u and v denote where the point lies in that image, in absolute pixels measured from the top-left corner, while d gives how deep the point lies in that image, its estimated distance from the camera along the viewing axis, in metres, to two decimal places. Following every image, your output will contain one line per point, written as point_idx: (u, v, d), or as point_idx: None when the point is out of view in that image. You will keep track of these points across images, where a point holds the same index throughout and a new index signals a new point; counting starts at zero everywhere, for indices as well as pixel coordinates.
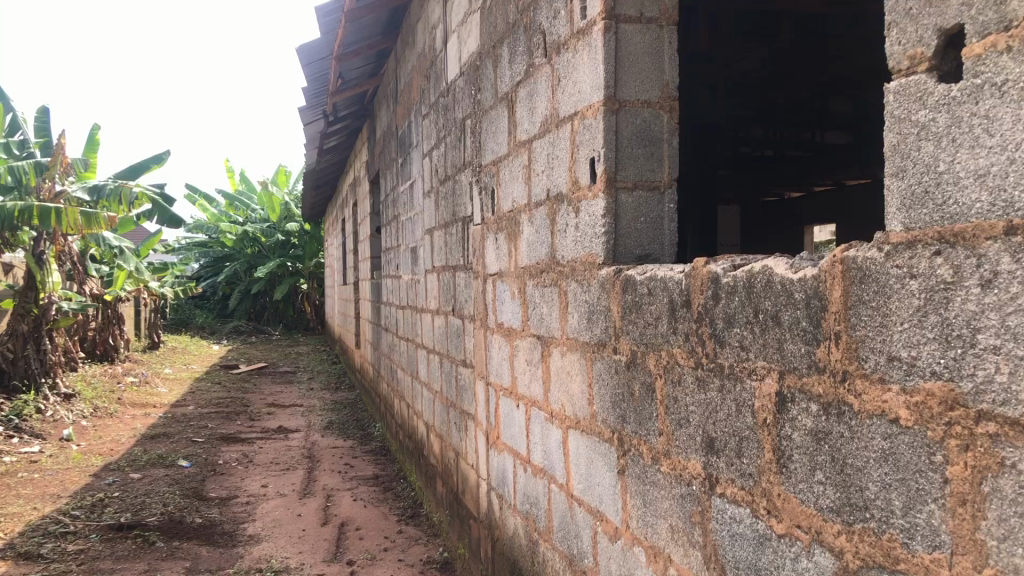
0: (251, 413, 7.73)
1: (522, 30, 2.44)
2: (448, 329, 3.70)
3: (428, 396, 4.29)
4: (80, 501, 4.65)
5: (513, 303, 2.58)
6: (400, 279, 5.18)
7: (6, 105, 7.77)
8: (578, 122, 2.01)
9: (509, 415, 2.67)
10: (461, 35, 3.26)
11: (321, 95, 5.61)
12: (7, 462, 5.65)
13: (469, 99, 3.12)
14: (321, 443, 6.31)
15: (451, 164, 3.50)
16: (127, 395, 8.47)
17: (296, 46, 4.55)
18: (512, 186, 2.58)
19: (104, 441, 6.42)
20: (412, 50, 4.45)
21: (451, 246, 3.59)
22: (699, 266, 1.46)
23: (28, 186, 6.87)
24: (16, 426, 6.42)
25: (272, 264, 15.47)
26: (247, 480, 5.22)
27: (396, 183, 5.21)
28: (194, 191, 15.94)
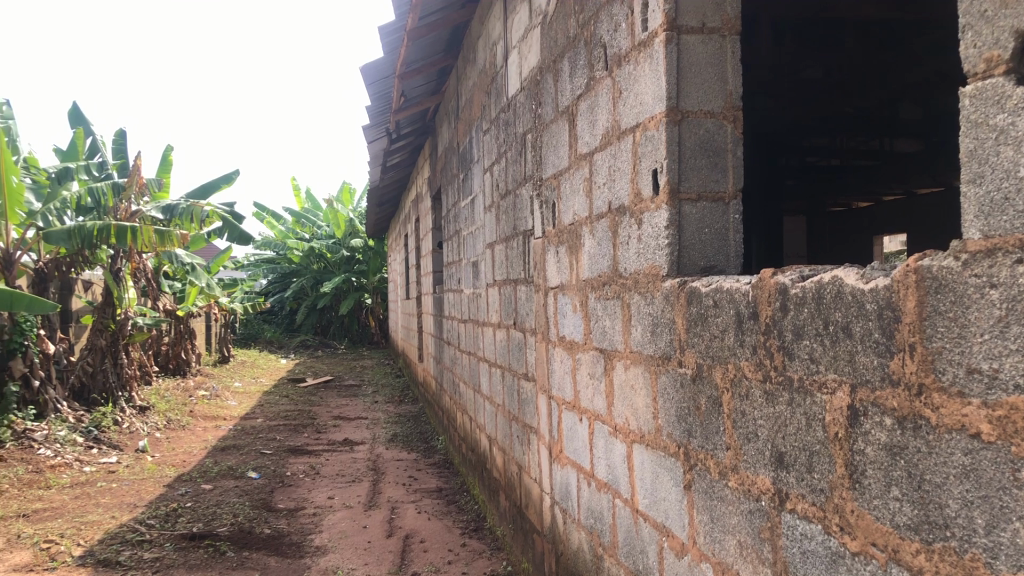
0: (318, 425, 7.86)
1: (583, 44, 2.44)
2: (510, 342, 3.71)
3: (490, 410, 4.30)
4: (155, 511, 4.79)
5: (576, 317, 2.57)
6: (461, 293, 5.22)
7: (87, 129, 8.11)
8: (639, 134, 2.01)
9: (573, 429, 2.66)
10: (522, 51, 3.28)
11: (385, 113, 5.70)
12: (87, 472, 5.87)
13: (530, 114, 3.13)
14: (386, 455, 6.37)
15: (512, 178, 3.52)
16: (199, 407, 8.71)
17: (360, 66, 4.63)
18: (572, 199, 2.58)
19: (177, 453, 6.61)
20: (473, 67, 4.50)
21: (512, 260, 3.61)
22: (767, 277, 1.44)
23: (107, 207, 7.18)
24: (95, 438, 6.67)
25: (338, 279, 15.75)
26: (313, 492, 5.31)
27: (458, 199, 5.26)
28: (263, 209, 16.36)
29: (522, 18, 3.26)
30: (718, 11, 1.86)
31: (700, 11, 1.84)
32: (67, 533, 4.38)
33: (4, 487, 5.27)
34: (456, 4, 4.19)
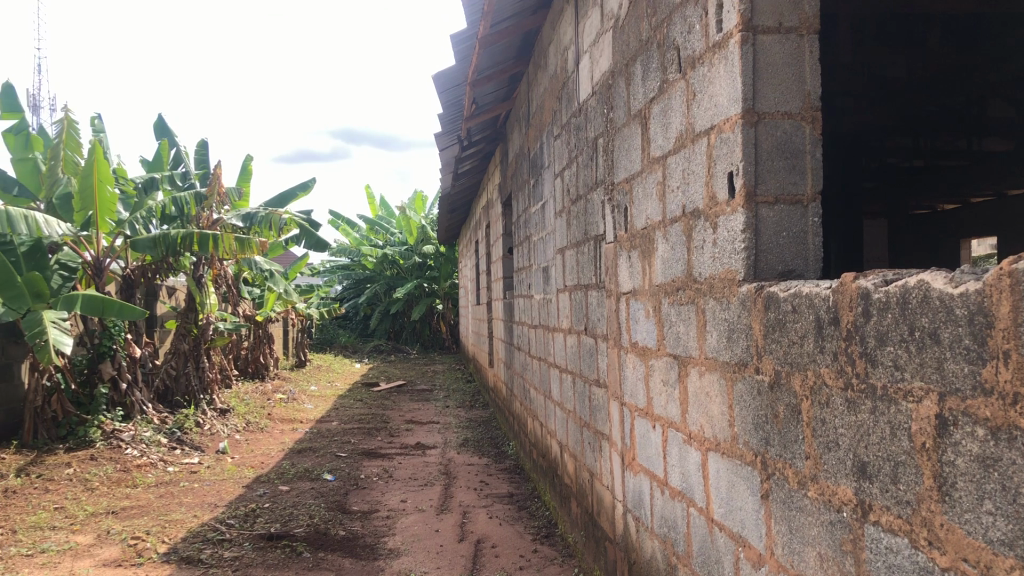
0: (391, 429, 7.98)
1: (656, 47, 2.42)
2: (581, 347, 3.70)
3: (561, 416, 4.29)
4: (234, 511, 4.93)
5: (648, 322, 2.55)
6: (532, 299, 5.22)
7: (172, 141, 8.43)
8: (714, 136, 1.98)
9: (646, 436, 2.63)
10: (593, 55, 3.27)
11: (456, 120, 5.76)
12: (171, 472, 6.08)
13: (602, 118, 3.12)
14: (457, 460, 6.42)
15: (584, 183, 3.51)
16: (276, 411, 8.94)
17: (432, 74, 4.69)
18: (645, 203, 2.56)
19: (255, 455, 6.79)
20: (545, 72, 4.50)
21: (583, 265, 3.59)
22: (848, 282, 1.40)
23: (189, 216, 7.44)
24: (178, 439, 6.90)
25: (410, 285, 15.96)
26: (387, 495, 5.37)
27: (529, 205, 5.27)
28: (338, 217, 16.72)
29: (594, 23, 3.25)
30: (796, 9, 1.82)
31: (777, 11, 1.80)
32: (152, 530, 4.54)
33: (94, 485, 5.50)
34: (528, 11, 4.20)
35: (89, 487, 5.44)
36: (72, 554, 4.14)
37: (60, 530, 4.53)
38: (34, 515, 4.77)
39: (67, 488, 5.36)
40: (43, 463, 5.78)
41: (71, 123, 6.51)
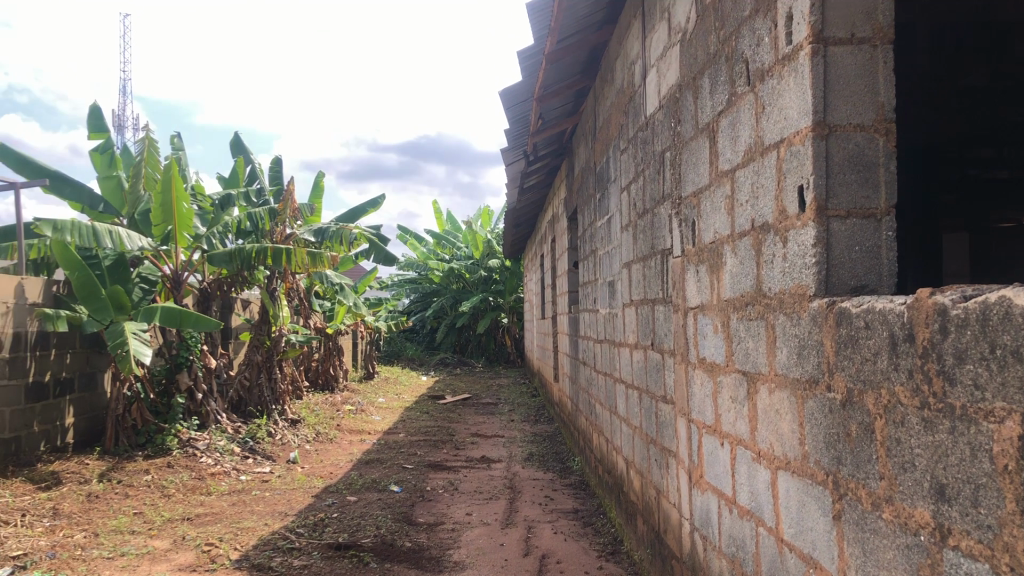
0: (456, 442, 8.02)
1: (724, 60, 2.40)
2: (647, 363, 3.67)
3: (627, 432, 4.26)
4: (303, 520, 5.02)
5: (717, 338, 2.51)
6: (597, 313, 5.20)
7: (248, 158, 8.70)
8: (784, 150, 1.95)
9: (713, 454, 2.59)
10: (660, 69, 3.25)
11: (522, 136, 5.80)
12: (243, 480, 6.23)
13: (669, 132, 3.10)
14: (522, 474, 6.42)
15: (650, 197, 3.49)
16: (345, 422, 9.08)
17: (499, 91, 4.74)
18: (713, 217, 2.53)
19: (325, 465, 6.91)
20: (611, 87, 4.49)
21: (650, 280, 3.57)
22: (924, 297, 1.36)
23: (264, 231, 7.66)
24: (251, 448, 7.06)
25: (476, 299, 16.07)
26: (452, 508, 5.41)
27: (594, 219, 5.26)
28: (406, 231, 16.98)
29: (661, 36, 3.24)
30: (868, 20, 1.79)
31: (849, 21, 1.78)
32: (225, 537, 4.66)
33: (171, 492, 5.67)
34: (594, 26, 4.22)
35: (166, 494, 5.61)
36: (150, 558, 4.28)
37: (139, 535, 4.69)
38: (115, 519, 4.94)
39: (145, 494, 5.55)
40: (124, 469, 6.00)
41: (152, 142, 6.77)
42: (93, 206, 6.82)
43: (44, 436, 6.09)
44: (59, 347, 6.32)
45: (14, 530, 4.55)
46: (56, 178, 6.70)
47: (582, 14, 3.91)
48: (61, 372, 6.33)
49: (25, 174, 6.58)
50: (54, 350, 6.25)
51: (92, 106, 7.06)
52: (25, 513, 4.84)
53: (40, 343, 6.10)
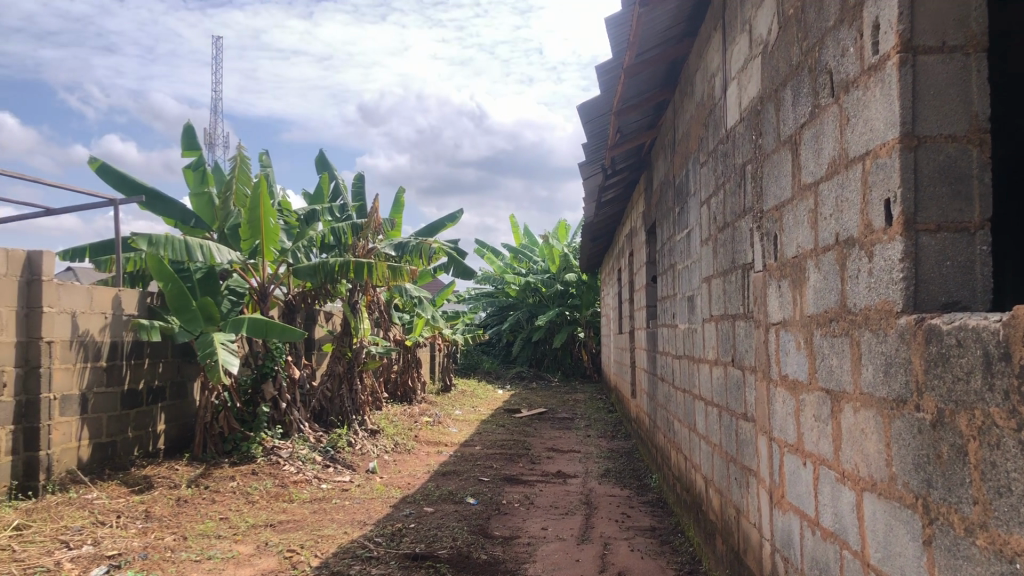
0: (532, 456, 8.01)
1: (807, 72, 2.36)
2: (728, 380, 3.60)
3: (706, 450, 4.19)
4: (381, 530, 5.10)
5: (800, 355, 2.45)
6: (676, 328, 5.13)
7: (332, 174, 8.93)
8: (870, 162, 1.90)
9: (796, 474, 2.52)
10: (742, 81, 3.21)
11: (600, 149, 5.79)
12: (324, 489, 6.36)
13: (751, 145, 3.05)
14: (599, 491, 6.37)
15: (731, 211, 3.44)
16: (422, 433, 9.19)
17: (577, 105, 4.75)
18: (796, 231, 2.48)
19: (403, 476, 6.99)
20: (691, 100, 4.45)
21: (730, 294, 3.51)
22: (1020, 314, 1.30)
23: (347, 245, 7.85)
24: (332, 457, 7.19)
25: (552, 313, 16.07)
26: (528, 522, 5.41)
27: (673, 233, 5.20)
28: (483, 245, 17.15)
29: (742, 49, 3.20)
30: (961, 27, 1.72)
31: (941, 29, 1.72)
32: (306, 544, 4.77)
33: (255, 498, 5.84)
34: (674, 40, 4.20)
35: (250, 500, 5.78)
36: (235, 562, 4.42)
37: (225, 539, 4.84)
38: (202, 524, 5.11)
39: (231, 500, 5.72)
40: (211, 475, 6.22)
41: (242, 159, 7.02)
42: (185, 221, 7.11)
43: (137, 442, 6.38)
44: (153, 356, 6.60)
45: (109, 530, 4.77)
46: (152, 195, 7.02)
47: (662, 28, 3.90)
48: (154, 381, 6.61)
49: (123, 192, 6.91)
50: (147, 359, 6.54)
51: (186, 125, 7.38)
52: (120, 515, 5.07)
53: (135, 353, 6.38)
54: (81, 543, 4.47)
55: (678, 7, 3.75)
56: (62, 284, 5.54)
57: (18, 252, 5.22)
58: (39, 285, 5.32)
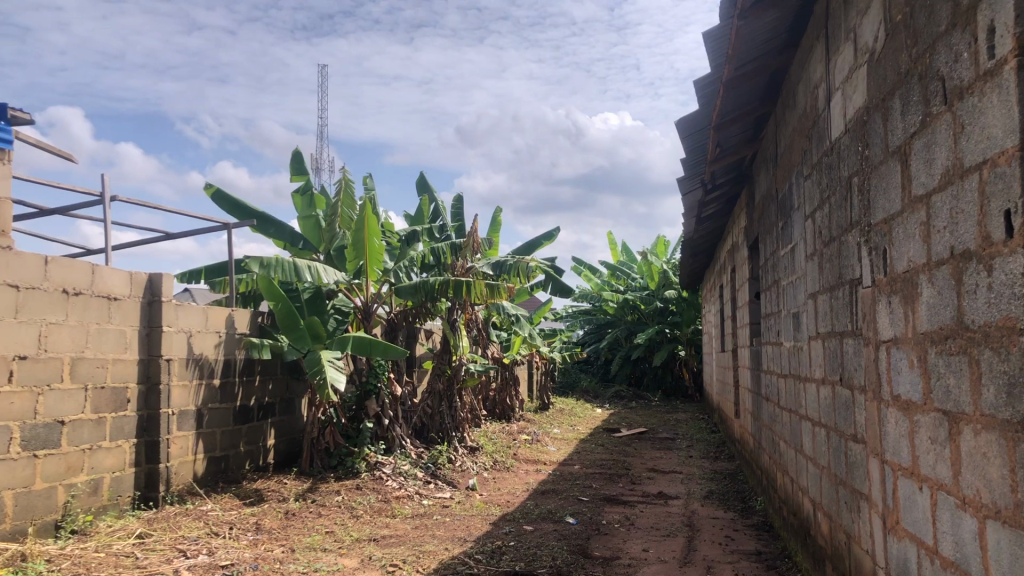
0: (632, 476, 7.92)
1: (917, 79, 2.28)
2: (836, 399, 3.48)
3: (813, 472, 4.05)
4: (482, 547, 5.14)
5: (913, 374, 2.35)
6: (781, 346, 4.99)
7: (431, 196, 9.12)
8: (987, 171, 1.81)
9: (911, 499, 2.41)
10: (846, 91, 3.13)
11: (699, 164, 5.71)
12: (425, 505, 6.44)
13: (857, 156, 2.95)
14: (701, 513, 6.23)
15: (837, 226, 3.33)
16: (522, 451, 9.21)
17: (675, 121, 4.72)
18: (906, 245, 2.39)
19: (503, 493, 7.02)
20: (793, 112, 4.34)
21: (837, 311, 3.39)
22: None
23: (446, 264, 8.04)
24: (433, 473, 7.28)
25: (652, 331, 15.90)
26: (628, 543, 5.34)
27: (777, 248, 5.06)
28: (581, 263, 17.19)
29: (847, 59, 3.11)
30: None
31: None
32: (409, 559, 4.86)
33: (360, 513, 5.97)
34: (775, 51, 4.12)
35: (355, 514, 5.91)
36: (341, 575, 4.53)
37: (330, 552, 4.96)
38: (310, 537, 5.27)
39: (337, 514, 5.88)
40: (318, 490, 6.41)
41: (347, 183, 7.25)
42: (294, 243, 7.39)
43: (249, 456, 6.65)
44: (263, 373, 6.88)
45: (223, 541, 4.97)
46: (263, 219, 7.33)
47: (762, 40, 3.84)
48: (265, 397, 6.88)
49: (237, 216, 7.25)
50: (258, 376, 6.81)
51: (294, 152, 7.69)
52: (232, 526, 5.28)
53: (247, 370, 6.67)
54: (197, 553, 4.68)
55: (779, 18, 3.68)
56: (180, 305, 5.84)
57: (140, 275, 5.54)
58: (159, 305, 5.63)
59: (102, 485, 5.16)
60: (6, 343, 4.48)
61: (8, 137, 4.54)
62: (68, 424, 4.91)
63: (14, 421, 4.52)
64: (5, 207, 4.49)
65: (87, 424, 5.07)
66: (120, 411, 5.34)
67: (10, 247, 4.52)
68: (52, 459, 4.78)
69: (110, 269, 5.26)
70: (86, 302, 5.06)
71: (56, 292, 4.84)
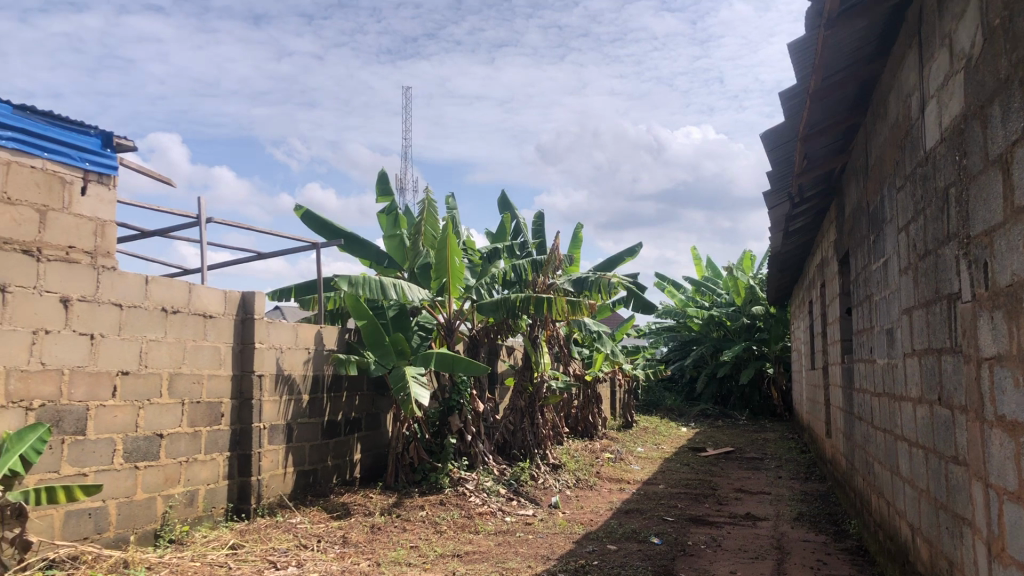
0: (719, 497, 7.75)
1: (1018, 85, 2.18)
2: (935, 420, 3.34)
3: (910, 495, 3.89)
4: (565, 565, 5.11)
5: (1019, 394, 2.23)
6: (874, 365, 4.81)
7: (513, 214, 9.19)
8: None
9: (1018, 526, 2.28)
10: (942, 99, 3.01)
11: (786, 177, 5.58)
12: (508, 522, 6.43)
13: (954, 166, 2.84)
14: (791, 536, 6.04)
15: (933, 238, 3.21)
16: (605, 469, 9.12)
17: (760, 134, 4.62)
18: (1009, 257, 2.28)
19: (586, 512, 6.95)
20: (885, 121, 4.20)
21: (935, 327, 3.26)
22: None
23: (527, 281, 8.07)
24: (516, 490, 7.28)
25: (738, 347, 15.57)
26: (715, 565, 5.22)
27: (869, 262, 4.89)
28: (665, 279, 17.02)
29: (941, 65, 3.01)
30: None
31: None
32: None
33: (443, 529, 6.01)
34: (865, 60, 4.00)
35: (439, 530, 5.96)
36: None
37: (415, 567, 5.01)
38: (395, 551, 5.33)
39: (421, 529, 5.94)
40: (403, 505, 6.49)
41: (430, 202, 7.36)
42: (379, 262, 7.55)
43: (336, 470, 6.80)
44: (350, 389, 7.04)
45: (311, 554, 5.08)
46: (350, 238, 7.50)
47: (851, 48, 3.73)
48: (351, 413, 7.03)
49: (325, 236, 7.45)
50: (345, 392, 6.97)
51: (380, 173, 7.87)
52: (320, 539, 5.40)
53: (334, 386, 6.83)
54: (287, 565, 4.80)
55: (868, 27, 3.59)
56: (271, 322, 6.03)
57: (234, 293, 5.75)
58: (251, 322, 5.82)
59: (198, 497, 5.36)
60: (110, 358, 4.71)
61: (112, 163, 4.79)
62: (167, 437, 5.12)
63: (117, 434, 4.74)
64: (110, 230, 4.74)
65: (184, 437, 5.27)
66: (214, 425, 5.54)
67: (114, 267, 4.76)
68: (152, 471, 4.98)
69: (206, 288, 5.48)
70: (183, 320, 5.28)
71: (156, 311, 5.06)
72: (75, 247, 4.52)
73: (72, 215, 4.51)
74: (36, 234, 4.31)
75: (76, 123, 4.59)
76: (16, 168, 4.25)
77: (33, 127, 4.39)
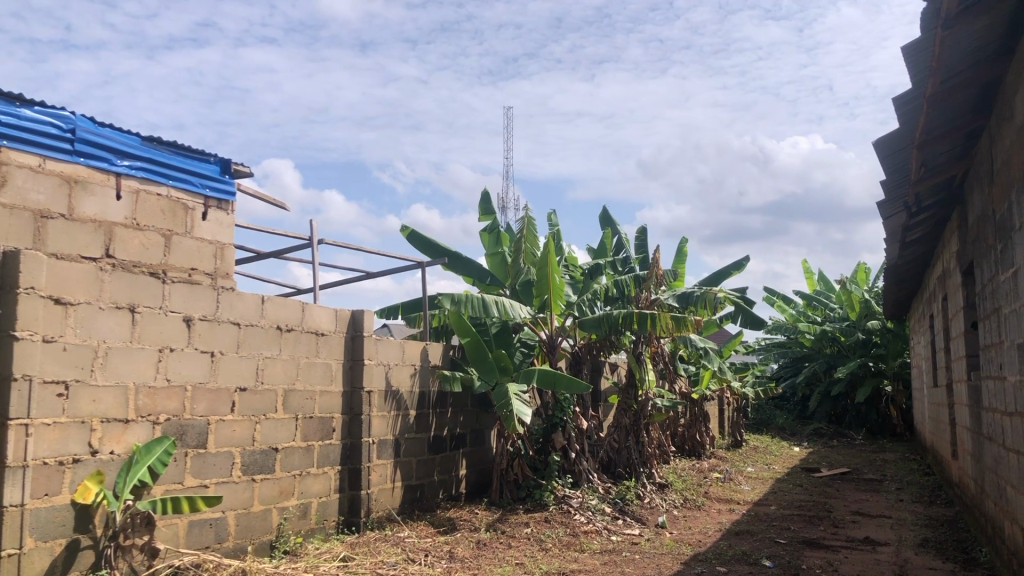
0: (834, 520, 7.43)
1: None
2: None
3: None
4: None
5: None
6: (1004, 382, 4.53)
7: (615, 229, 9.16)
8: None
9: None
10: None
11: (902, 186, 5.35)
12: (614, 541, 6.34)
13: None
14: (915, 562, 5.74)
15: None
16: (713, 489, 8.89)
17: (872, 141, 4.46)
18: None
19: (694, 533, 6.79)
20: (1011, 123, 3.98)
21: None
22: None
23: (629, 297, 8.04)
24: (621, 509, 7.17)
25: (854, 364, 14.92)
26: None
27: (997, 272, 4.60)
28: (774, 294, 16.57)
29: None
30: None
31: None
32: None
33: (549, 546, 5.99)
34: (987, 61, 3.81)
35: (544, 547, 5.95)
36: None
37: None
38: (501, 567, 5.35)
39: (526, 546, 5.93)
40: (508, 521, 6.52)
41: (531, 220, 7.41)
42: (481, 279, 7.64)
43: (442, 485, 6.88)
44: (455, 406, 7.13)
45: (419, 567, 5.16)
46: (454, 257, 7.63)
47: (971, 49, 3.56)
48: (456, 428, 7.12)
49: (430, 255, 7.61)
50: (450, 408, 7.07)
51: (483, 192, 7.99)
52: (428, 554, 5.47)
53: (440, 402, 6.93)
54: None
55: (990, 26, 3.42)
56: (380, 339, 6.21)
57: (345, 312, 5.94)
58: (361, 340, 5.99)
59: (311, 509, 5.53)
60: (229, 375, 4.93)
61: (231, 189, 5.05)
62: (282, 451, 5.31)
63: (236, 448, 4.95)
64: (228, 252, 4.98)
65: (298, 451, 5.46)
66: (326, 440, 5.72)
67: (232, 288, 4.98)
68: (267, 483, 5.18)
69: (318, 306, 5.68)
70: (297, 337, 5.48)
71: (271, 329, 5.27)
72: (198, 270, 4.78)
73: (194, 239, 4.77)
74: (161, 257, 4.56)
75: (198, 152, 4.88)
76: (145, 196, 4.54)
77: (160, 157, 4.68)
